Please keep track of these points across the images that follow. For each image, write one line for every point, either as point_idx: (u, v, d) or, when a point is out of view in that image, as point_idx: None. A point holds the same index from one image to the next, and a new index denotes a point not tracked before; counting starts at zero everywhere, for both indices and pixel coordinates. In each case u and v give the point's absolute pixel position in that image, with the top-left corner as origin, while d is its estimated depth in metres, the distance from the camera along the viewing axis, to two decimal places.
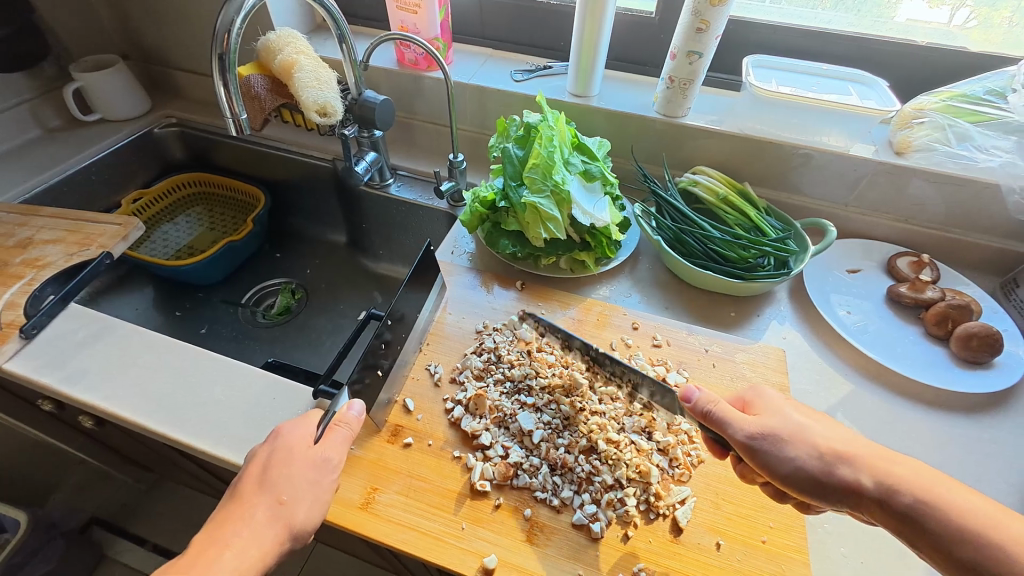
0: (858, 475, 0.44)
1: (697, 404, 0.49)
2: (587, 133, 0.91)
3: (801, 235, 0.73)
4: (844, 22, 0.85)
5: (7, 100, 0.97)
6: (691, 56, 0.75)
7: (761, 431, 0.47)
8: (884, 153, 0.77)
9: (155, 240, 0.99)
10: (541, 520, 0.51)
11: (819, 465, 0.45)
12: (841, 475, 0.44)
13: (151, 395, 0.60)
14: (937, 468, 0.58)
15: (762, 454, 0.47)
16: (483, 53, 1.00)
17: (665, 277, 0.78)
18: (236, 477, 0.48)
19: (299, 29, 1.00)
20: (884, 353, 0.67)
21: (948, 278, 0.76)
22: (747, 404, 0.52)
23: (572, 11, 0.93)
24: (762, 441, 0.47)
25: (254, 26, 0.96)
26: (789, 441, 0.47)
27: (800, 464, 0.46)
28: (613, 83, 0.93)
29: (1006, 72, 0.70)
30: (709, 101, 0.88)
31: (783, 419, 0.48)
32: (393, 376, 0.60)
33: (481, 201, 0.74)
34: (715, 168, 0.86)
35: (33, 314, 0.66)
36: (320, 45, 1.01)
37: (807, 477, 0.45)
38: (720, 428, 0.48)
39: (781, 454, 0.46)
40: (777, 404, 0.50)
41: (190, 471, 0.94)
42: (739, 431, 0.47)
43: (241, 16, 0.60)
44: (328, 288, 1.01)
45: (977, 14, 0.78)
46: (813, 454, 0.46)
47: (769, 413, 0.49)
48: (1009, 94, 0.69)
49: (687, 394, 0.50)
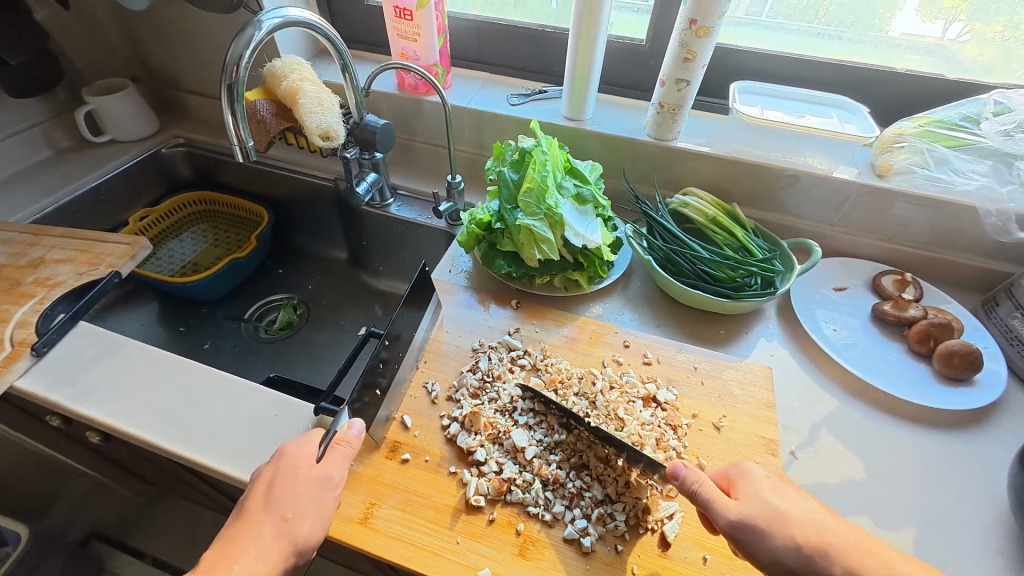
0: (835, 569, 0.45)
1: (684, 483, 0.49)
2: (467, 137, 0.99)
3: (789, 256, 0.76)
4: (831, 27, 0.86)
5: (19, 123, 1.00)
6: (588, 34, 0.79)
7: (743, 520, 0.47)
8: (866, 176, 0.80)
9: (160, 258, 1.02)
10: (534, 534, 0.52)
11: (799, 559, 0.46)
12: (819, 569, 0.45)
13: (157, 412, 0.62)
14: (906, 496, 0.58)
15: (747, 544, 0.47)
16: (375, 62, 1.09)
17: (638, 292, 0.80)
18: (243, 498, 0.50)
19: (168, 40, 1.06)
20: (870, 370, 0.69)
21: (932, 296, 0.78)
22: (730, 485, 0.52)
23: (463, 24, 1.02)
24: (744, 529, 0.47)
25: (201, 41, 1.02)
26: (769, 533, 0.47)
27: (779, 556, 0.46)
28: (495, 88, 1.01)
29: (852, 108, 0.83)
30: (612, 120, 0.92)
31: (759, 505, 0.48)
32: (392, 394, 0.62)
33: (477, 222, 0.77)
34: (606, 171, 0.94)
35: (44, 332, 0.69)
36: (175, 47, 1.06)
37: (783, 568, 0.46)
38: (704, 509, 0.49)
39: (765, 546, 0.46)
40: (759, 487, 0.50)
41: (192, 485, 0.95)
42: (721, 517, 0.48)
43: (250, 49, 0.63)
44: (210, 309, 1.00)
45: (969, 28, 0.80)
46: (793, 547, 0.46)
47: (749, 497, 0.49)
48: (860, 108, 0.82)
49: (674, 472, 0.50)
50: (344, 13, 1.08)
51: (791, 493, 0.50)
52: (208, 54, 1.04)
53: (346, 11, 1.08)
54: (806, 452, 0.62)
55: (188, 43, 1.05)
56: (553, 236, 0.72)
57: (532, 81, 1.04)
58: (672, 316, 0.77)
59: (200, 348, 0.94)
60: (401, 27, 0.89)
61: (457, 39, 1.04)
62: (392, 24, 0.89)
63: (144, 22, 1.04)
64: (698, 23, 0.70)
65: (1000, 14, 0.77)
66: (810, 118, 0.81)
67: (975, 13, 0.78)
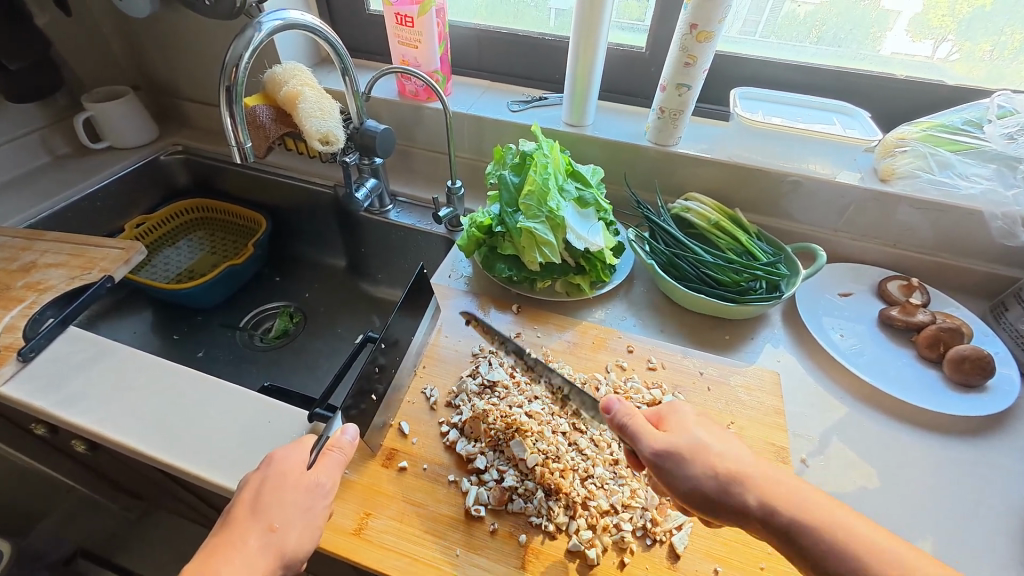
0: (749, 496, 0.45)
1: (615, 416, 0.50)
2: (467, 143, 0.99)
3: (792, 260, 0.75)
4: (825, 39, 0.87)
5: (19, 128, 1.00)
6: (588, 39, 0.80)
7: (666, 449, 0.48)
8: (869, 180, 0.80)
9: (155, 265, 1.00)
10: (537, 546, 0.50)
11: (716, 485, 0.46)
12: (735, 496, 0.45)
13: (145, 420, 0.60)
14: (921, 501, 0.57)
15: (666, 470, 0.47)
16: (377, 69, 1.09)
17: (641, 298, 0.79)
18: (229, 505, 0.47)
19: (171, 49, 1.06)
20: (878, 376, 0.68)
21: (939, 301, 0.77)
22: (660, 420, 0.52)
23: (467, 34, 1.03)
24: (666, 458, 0.47)
25: (204, 50, 1.03)
26: (690, 460, 0.47)
27: (697, 483, 0.46)
28: (499, 95, 1.01)
29: (857, 113, 0.83)
30: (615, 126, 0.92)
31: (686, 437, 0.48)
32: (389, 400, 0.60)
33: (478, 226, 0.76)
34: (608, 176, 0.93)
35: (32, 337, 0.67)
36: (177, 55, 1.07)
37: (701, 495, 0.46)
38: (633, 442, 0.49)
39: (682, 472, 0.47)
40: (687, 421, 0.50)
41: (180, 498, 0.92)
42: (646, 447, 0.48)
43: (249, 51, 0.62)
44: (204, 317, 0.98)
45: (959, 48, 0.81)
46: (711, 475, 0.46)
47: (677, 430, 0.49)
48: (861, 113, 0.83)
49: (607, 405, 0.51)
50: (346, 24, 1.09)
51: (718, 430, 0.50)
52: (209, 63, 1.05)
53: (348, 22, 1.08)
54: (818, 460, 0.60)
55: (189, 52, 1.05)
56: (555, 239, 0.71)
57: (537, 89, 1.04)
58: (678, 322, 0.76)
59: (193, 356, 0.92)
60: (402, 33, 0.89)
61: (459, 49, 1.05)
62: (393, 31, 0.90)
63: (146, 31, 1.05)
64: (699, 27, 0.70)
65: (988, 34, 0.78)
66: (810, 123, 0.81)
67: (964, 33, 0.79)
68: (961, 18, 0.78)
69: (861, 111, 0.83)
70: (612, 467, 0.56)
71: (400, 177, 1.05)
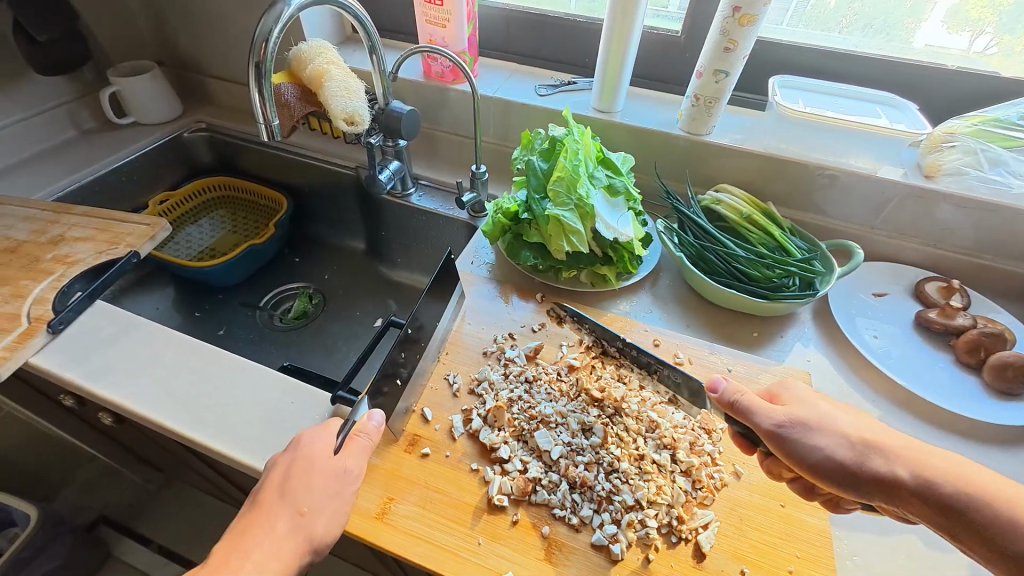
0: (885, 461, 0.45)
1: (723, 395, 0.52)
2: (492, 126, 0.97)
3: (828, 257, 0.72)
4: (866, 28, 0.83)
5: (46, 102, 1.00)
6: (625, 18, 0.76)
7: (790, 420, 0.49)
8: (913, 176, 0.76)
9: (179, 242, 1.01)
10: (559, 538, 0.50)
11: (850, 453, 0.46)
12: (873, 466, 0.45)
13: (170, 395, 0.61)
14: None
15: (791, 441, 0.48)
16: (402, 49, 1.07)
17: (666, 291, 0.77)
18: (257, 485, 0.48)
19: (196, 25, 1.05)
20: (912, 378, 0.65)
21: (979, 304, 0.74)
22: (774, 396, 0.54)
23: (495, 14, 1.00)
24: (790, 428, 0.48)
25: (229, 25, 1.02)
26: (818, 431, 0.48)
27: (828, 452, 0.47)
28: (523, 78, 0.98)
29: (904, 107, 0.79)
30: (645, 113, 0.89)
31: (811, 409, 0.50)
32: (412, 385, 0.59)
33: (504, 212, 0.74)
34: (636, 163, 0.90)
35: (61, 309, 0.67)
36: (203, 31, 1.06)
37: (836, 465, 0.46)
38: (746, 418, 0.50)
39: (810, 441, 0.47)
40: (808, 397, 0.51)
41: (202, 473, 0.93)
42: (765, 420, 0.49)
43: (279, 26, 0.61)
44: (225, 297, 0.98)
45: (998, 41, 0.78)
46: (843, 442, 0.47)
47: (798, 404, 0.51)
48: (905, 104, 0.79)
49: (714, 384, 0.52)
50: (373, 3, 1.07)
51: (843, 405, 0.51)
52: (236, 39, 1.04)
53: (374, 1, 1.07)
54: None
55: (214, 29, 1.04)
56: (582, 228, 0.69)
57: (563, 72, 1.01)
58: (704, 317, 0.74)
59: (213, 335, 0.92)
60: (430, 12, 0.87)
61: (487, 29, 1.03)
62: (420, 9, 0.88)
63: (171, 5, 1.04)
64: (742, 9, 0.67)
65: None
66: (851, 114, 0.77)
67: (1005, 27, 0.76)
68: (1002, 10, 0.75)
69: (908, 103, 0.79)
70: (636, 462, 0.55)
71: (422, 159, 1.03)
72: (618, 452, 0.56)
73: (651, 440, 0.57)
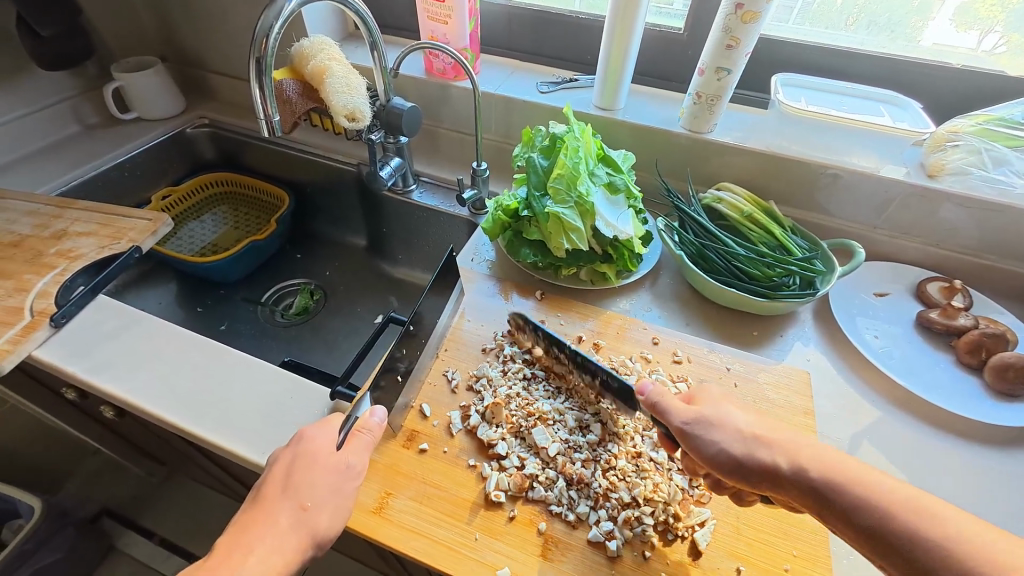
0: (775, 457, 0.45)
1: (648, 397, 0.51)
2: (494, 123, 0.96)
3: (829, 256, 0.72)
4: (871, 26, 0.83)
5: (50, 97, 1.01)
6: (627, 16, 0.76)
7: (696, 419, 0.49)
8: (916, 175, 0.76)
9: (181, 238, 1.01)
10: (556, 535, 0.50)
11: (741, 447, 0.46)
12: (759, 457, 0.45)
13: (171, 390, 0.61)
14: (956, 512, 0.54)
15: (694, 438, 0.48)
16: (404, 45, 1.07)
17: (666, 289, 0.77)
18: (259, 480, 0.48)
19: (199, 20, 1.05)
20: (912, 379, 0.65)
21: (982, 305, 0.74)
22: (691, 398, 0.53)
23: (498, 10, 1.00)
24: (695, 426, 0.49)
25: (232, 21, 1.02)
26: (714, 426, 0.48)
27: (723, 447, 0.47)
28: (525, 75, 0.98)
29: (907, 105, 0.78)
30: (647, 111, 0.89)
31: (716, 409, 0.50)
32: (411, 380, 0.59)
33: (504, 209, 0.74)
34: (638, 161, 0.90)
35: (64, 303, 0.68)
36: (205, 27, 1.06)
37: (727, 459, 0.46)
38: (662, 417, 0.51)
39: (708, 438, 0.48)
40: (717, 398, 0.52)
41: (207, 470, 0.95)
42: (676, 417, 0.50)
43: (280, 22, 0.61)
44: (227, 293, 0.99)
45: (1006, 40, 0.77)
46: (736, 438, 0.47)
47: (707, 404, 0.51)
48: (909, 103, 0.79)
49: (640, 387, 0.52)
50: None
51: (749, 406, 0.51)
52: (238, 35, 1.04)
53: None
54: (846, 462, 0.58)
55: (217, 24, 1.04)
56: (582, 225, 0.69)
57: (565, 69, 1.01)
58: (704, 315, 0.73)
59: (216, 330, 0.93)
60: (432, 8, 0.87)
61: (490, 26, 1.03)
62: (422, 6, 0.87)
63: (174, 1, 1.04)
64: (745, 7, 0.66)
65: None
66: (854, 113, 0.77)
67: (1013, 25, 0.76)
68: (1010, 9, 0.74)
69: (913, 101, 0.79)
70: (633, 460, 0.56)
71: (423, 155, 1.03)
72: (614, 450, 0.56)
73: (649, 439, 0.57)
